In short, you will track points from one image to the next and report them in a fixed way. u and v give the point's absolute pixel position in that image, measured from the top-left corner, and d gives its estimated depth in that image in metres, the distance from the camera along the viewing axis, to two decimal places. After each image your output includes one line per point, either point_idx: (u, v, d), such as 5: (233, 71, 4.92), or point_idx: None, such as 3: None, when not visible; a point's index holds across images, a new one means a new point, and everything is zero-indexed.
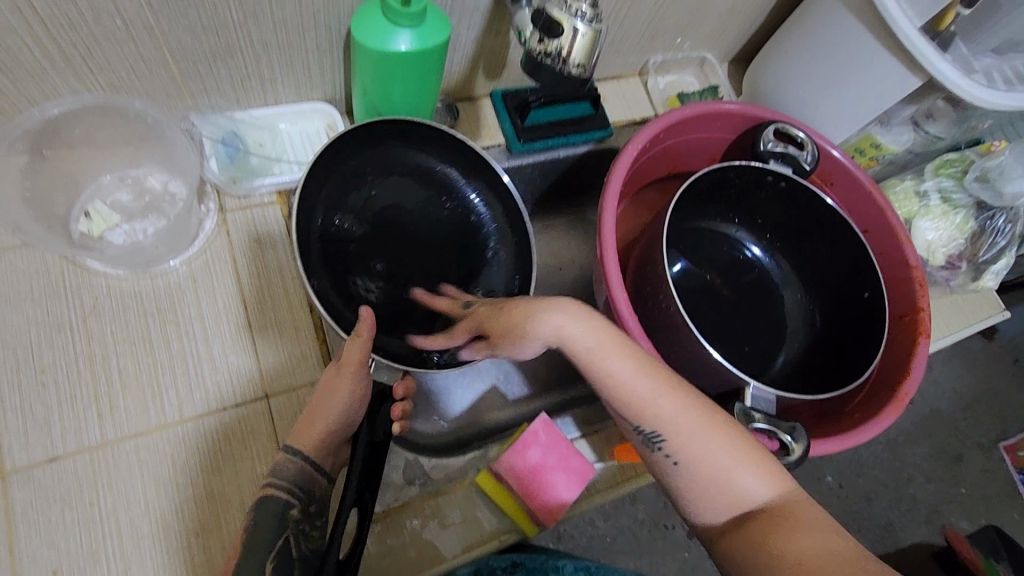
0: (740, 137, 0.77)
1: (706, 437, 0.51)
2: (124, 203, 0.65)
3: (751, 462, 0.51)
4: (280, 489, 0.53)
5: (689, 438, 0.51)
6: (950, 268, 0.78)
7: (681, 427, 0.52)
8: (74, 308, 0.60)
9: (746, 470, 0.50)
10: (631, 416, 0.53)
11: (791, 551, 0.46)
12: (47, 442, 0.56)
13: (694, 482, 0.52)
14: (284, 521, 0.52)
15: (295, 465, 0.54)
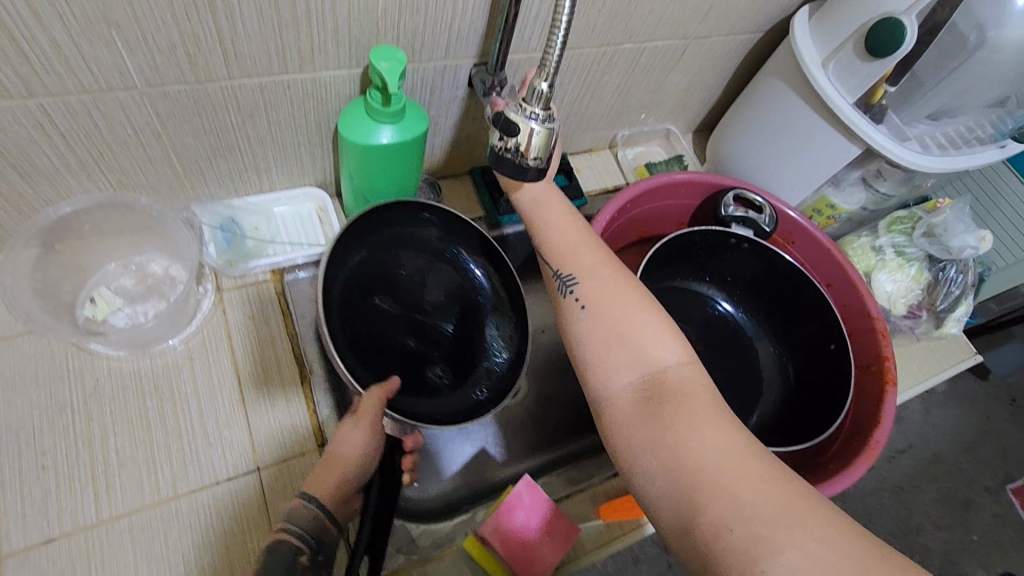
0: (703, 203, 0.83)
1: (617, 300, 0.55)
2: (127, 287, 0.69)
3: (660, 335, 0.53)
4: (292, 534, 0.55)
5: (603, 297, 0.56)
6: (911, 317, 0.82)
7: (593, 287, 0.57)
8: (76, 390, 0.63)
9: (652, 338, 0.53)
10: (566, 268, 0.59)
11: (670, 416, 0.48)
12: (44, 524, 0.57)
13: (601, 324, 0.55)
14: (294, 566, 0.53)
15: (309, 514, 0.56)
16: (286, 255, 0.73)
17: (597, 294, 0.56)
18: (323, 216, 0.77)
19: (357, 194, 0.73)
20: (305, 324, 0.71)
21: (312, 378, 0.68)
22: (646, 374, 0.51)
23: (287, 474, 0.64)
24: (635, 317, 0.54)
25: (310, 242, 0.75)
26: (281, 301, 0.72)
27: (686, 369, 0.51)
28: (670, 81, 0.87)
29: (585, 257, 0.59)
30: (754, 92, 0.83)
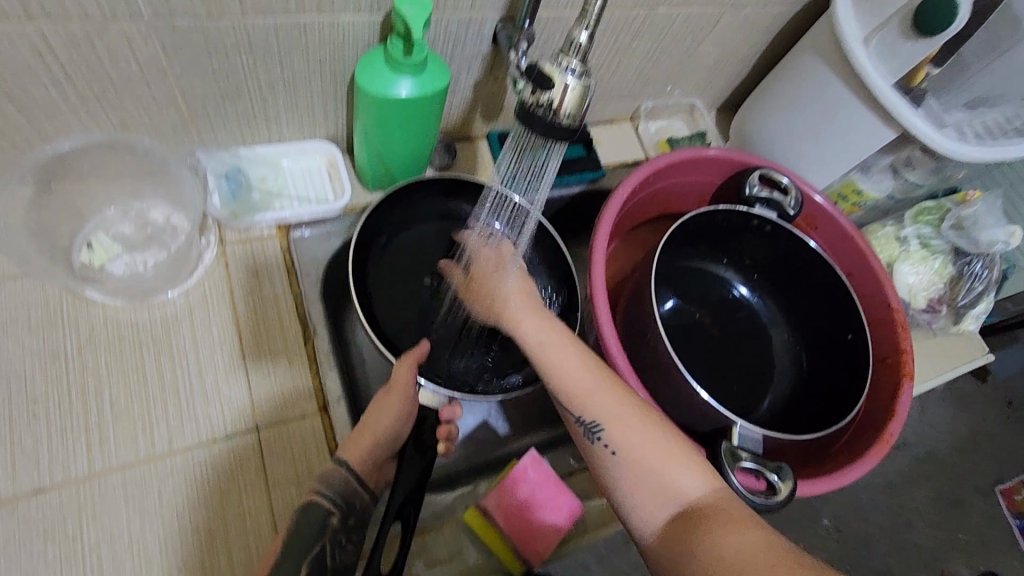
0: (728, 181, 0.80)
1: (646, 445, 0.53)
2: (126, 234, 0.66)
3: (682, 458, 0.52)
4: (324, 497, 0.55)
5: (631, 442, 0.53)
6: (931, 310, 0.81)
7: (618, 431, 0.54)
8: (70, 338, 0.61)
9: (678, 464, 0.52)
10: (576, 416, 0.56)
11: (715, 546, 0.47)
12: (34, 474, 0.55)
13: (634, 490, 0.53)
14: (325, 528, 0.54)
15: (341, 478, 0.56)
16: (293, 210, 0.70)
17: (621, 417, 0.54)
18: (332, 172, 0.74)
19: (370, 151, 0.69)
20: (310, 282, 0.69)
21: (316, 339, 0.66)
22: (679, 508, 0.51)
23: (286, 435, 0.62)
24: (654, 438, 0.53)
25: (318, 198, 0.72)
26: (286, 259, 0.70)
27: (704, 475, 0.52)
28: (700, 51, 0.83)
29: (604, 397, 0.55)
30: (789, 67, 0.80)
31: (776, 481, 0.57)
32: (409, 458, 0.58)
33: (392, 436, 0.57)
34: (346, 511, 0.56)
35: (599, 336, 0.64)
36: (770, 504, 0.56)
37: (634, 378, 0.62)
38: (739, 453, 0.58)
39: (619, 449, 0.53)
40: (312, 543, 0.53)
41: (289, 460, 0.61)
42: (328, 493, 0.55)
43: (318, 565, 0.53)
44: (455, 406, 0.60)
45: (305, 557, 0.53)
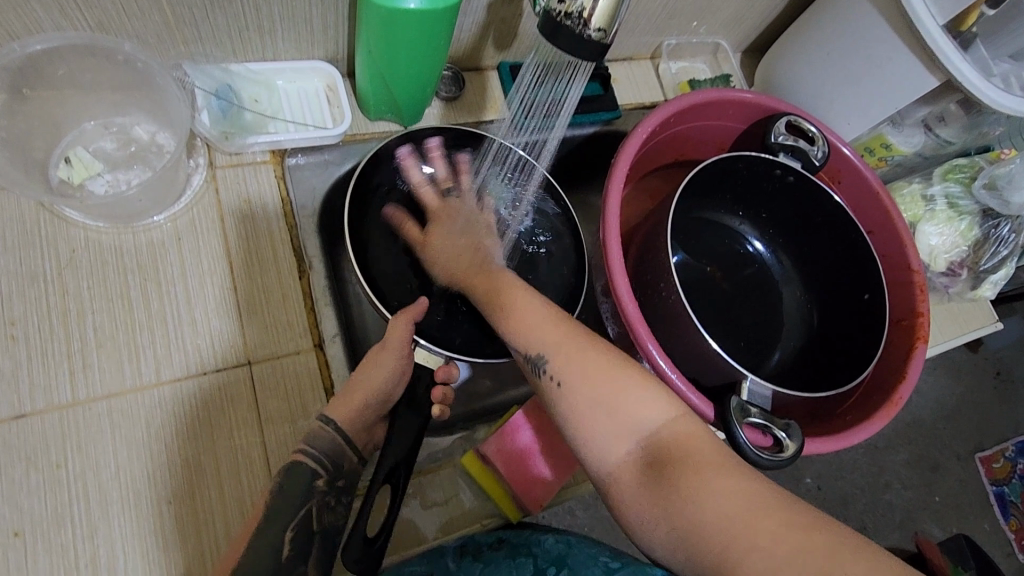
0: (751, 127, 0.75)
1: (597, 376, 0.50)
2: (108, 151, 0.61)
3: (637, 383, 0.49)
4: (309, 457, 0.53)
5: (581, 376, 0.50)
6: (949, 274, 0.78)
7: (566, 363, 0.51)
8: (49, 260, 0.57)
9: (636, 393, 0.49)
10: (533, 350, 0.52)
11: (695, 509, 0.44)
12: (15, 399, 0.53)
13: (584, 420, 0.49)
14: (310, 491, 0.52)
15: (329, 438, 0.53)
16: (287, 133, 0.65)
17: (565, 346, 0.51)
18: (331, 96, 0.69)
19: (373, 74, 0.64)
20: (307, 216, 0.66)
21: (310, 275, 0.63)
22: (638, 442, 0.47)
23: (279, 371, 0.60)
24: (604, 365, 0.50)
25: (316, 125, 0.67)
26: (281, 190, 0.66)
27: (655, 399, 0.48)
28: None
29: (547, 329, 0.53)
30: (829, 7, 0.74)
31: (782, 437, 0.56)
32: (403, 416, 0.54)
33: (389, 394, 0.55)
34: (334, 473, 0.53)
35: (611, 284, 0.61)
36: (777, 460, 0.55)
37: (645, 329, 0.59)
38: (748, 408, 0.57)
39: (566, 382, 0.50)
40: (298, 507, 0.51)
41: (282, 397, 0.59)
42: (314, 453, 0.53)
43: (305, 528, 0.51)
44: (452, 366, 0.58)
45: (292, 521, 0.51)
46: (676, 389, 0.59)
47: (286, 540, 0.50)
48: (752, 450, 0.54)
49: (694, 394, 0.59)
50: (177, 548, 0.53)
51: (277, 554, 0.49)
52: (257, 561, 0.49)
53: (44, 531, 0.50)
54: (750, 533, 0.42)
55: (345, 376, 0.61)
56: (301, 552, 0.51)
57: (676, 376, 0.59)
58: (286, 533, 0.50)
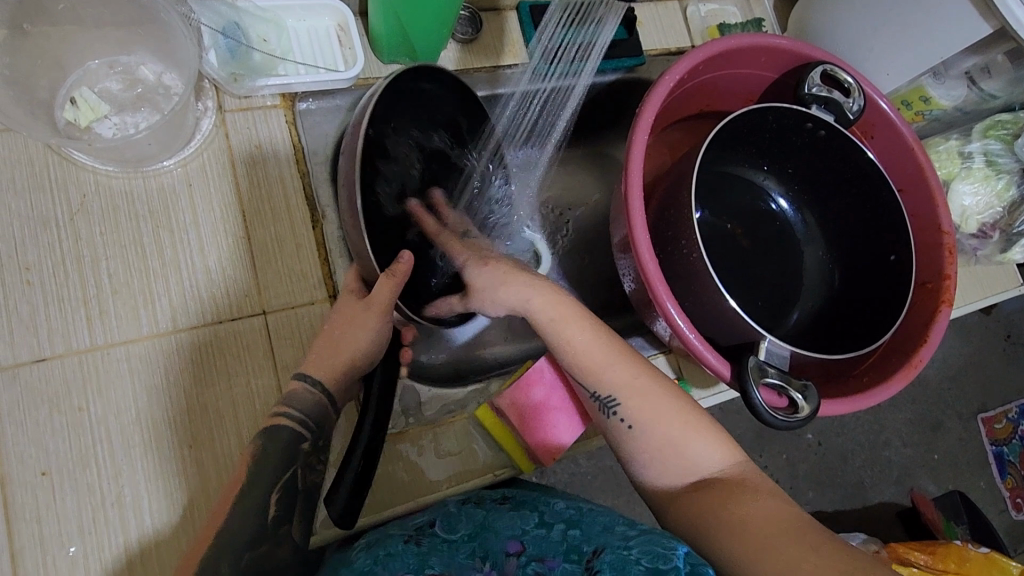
0: (784, 76, 0.70)
1: (665, 416, 0.51)
2: (113, 92, 0.59)
3: (709, 433, 0.51)
4: (292, 419, 0.52)
5: (650, 417, 0.51)
6: (979, 237, 0.76)
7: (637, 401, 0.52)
8: (60, 205, 0.56)
9: (696, 438, 0.50)
10: (604, 387, 0.53)
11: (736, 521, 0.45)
12: (34, 342, 0.53)
13: (650, 464, 0.51)
14: (296, 453, 0.51)
15: (307, 398, 0.52)
16: (299, 76, 0.62)
17: (635, 391, 0.52)
18: (342, 36, 0.65)
19: (387, 17, 0.61)
20: (320, 163, 0.64)
21: (324, 224, 0.62)
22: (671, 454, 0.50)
23: (295, 321, 0.59)
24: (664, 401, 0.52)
25: (327, 67, 0.64)
26: (293, 136, 0.64)
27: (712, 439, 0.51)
28: None
29: (618, 366, 0.53)
30: None
31: (798, 398, 0.56)
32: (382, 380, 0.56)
33: None
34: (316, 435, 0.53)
35: (631, 239, 0.60)
36: (792, 421, 0.55)
37: (664, 287, 0.58)
38: (766, 369, 0.56)
39: (637, 423, 0.51)
40: (284, 470, 0.50)
41: (297, 347, 0.59)
42: (294, 414, 0.51)
43: (291, 489, 0.50)
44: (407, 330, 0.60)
45: (278, 483, 0.50)
46: (693, 347, 0.58)
47: (271, 501, 0.49)
48: (768, 411, 0.54)
49: (712, 354, 0.58)
50: (199, 492, 0.54)
51: (265, 516, 0.48)
52: (243, 522, 0.47)
53: (70, 471, 0.52)
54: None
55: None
56: (286, 511, 0.50)
57: (694, 335, 0.58)
58: (273, 493, 0.49)
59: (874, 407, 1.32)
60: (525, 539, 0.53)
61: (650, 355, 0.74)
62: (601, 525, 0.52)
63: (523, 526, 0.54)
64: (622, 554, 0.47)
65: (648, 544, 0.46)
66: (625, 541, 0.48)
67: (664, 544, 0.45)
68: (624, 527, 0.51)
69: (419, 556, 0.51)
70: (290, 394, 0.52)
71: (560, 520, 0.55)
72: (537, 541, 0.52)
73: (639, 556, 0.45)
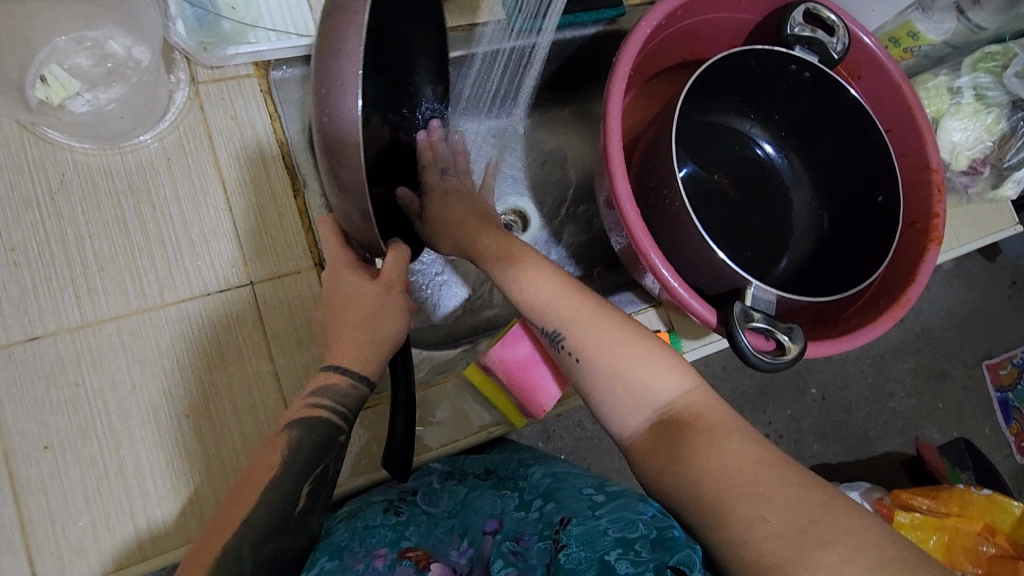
0: (766, 19, 0.69)
1: (612, 346, 0.50)
2: (84, 68, 0.58)
3: (657, 359, 0.49)
4: (326, 407, 0.51)
5: (599, 349, 0.50)
6: (970, 173, 0.74)
7: (584, 334, 0.51)
8: (41, 185, 0.56)
9: (649, 365, 0.48)
10: (550, 319, 0.52)
11: (709, 474, 0.42)
12: (26, 322, 0.54)
13: (604, 399, 0.49)
14: (331, 444, 0.50)
15: (347, 389, 0.51)
16: (270, 43, 0.62)
17: (577, 315, 0.51)
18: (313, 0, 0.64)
19: None
20: (298, 130, 0.63)
21: (305, 193, 0.62)
22: (623, 385, 0.48)
23: (282, 290, 0.60)
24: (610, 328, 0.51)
25: (300, 33, 0.63)
26: (269, 104, 0.63)
27: (659, 362, 0.49)
28: None
29: (562, 301, 0.52)
30: None
31: (785, 340, 0.56)
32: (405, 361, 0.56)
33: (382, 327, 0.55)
34: (349, 426, 0.52)
35: (612, 190, 0.59)
36: (779, 363, 0.55)
37: (647, 237, 0.58)
38: (751, 314, 0.56)
39: (582, 352, 0.50)
40: (317, 461, 0.49)
41: (286, 316, 0.59)
42: (333, 407, 0.51)
43: (321, 480, 0.50)
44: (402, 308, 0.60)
45: (310, 474, 0.49)
46: (678, 297, 0.58)
47: (302, 491, 0.48)
48: (753, 353, 0.55)
49: (697, 301, 0.58)
50: (199, 459, 0.55)
51: (291, 505, 0.47)
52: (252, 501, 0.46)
53: (71, 444, 0.53)
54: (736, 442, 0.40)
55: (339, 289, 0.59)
56: (312, 502, 0.49)
57: (678, 284, 0.58)
58: (303, 486, 0.48)
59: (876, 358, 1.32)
60: (503, 518, 0.54)
61: (640, 310, 0.73)
62: (574, 490, 0.52)
63: (504, 505, 0.56)
64: (590, 525, 0.45)
65: (618, 512, 0.45)
66: (593, 510, 0.47)
67: (634, 511, 0.45)
68: (592, 492, 0.51)
69: (397, 529, 0.55)
70: (330, 387, 0.51)
71: (538, 495, 0.55)
72: (515, 520, 0.52)
73: (608, 526, 0.44)
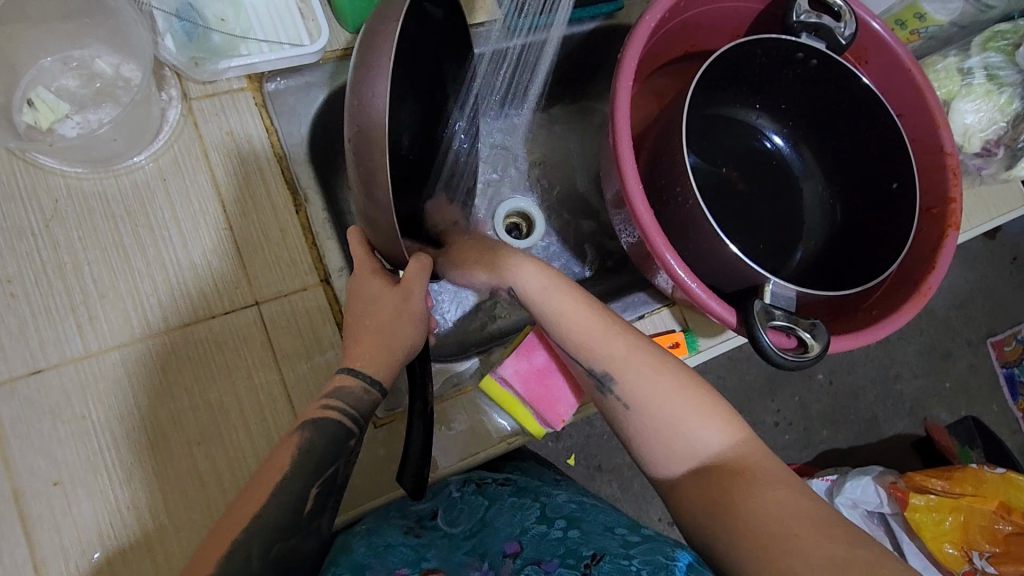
0: (770, 7, 0.67)
1: (664, 394, 0.48)
2: (72, 90, 0.56)
3: (710, 410, 0.48)
4: (339, 411, 0.49)
5: (650, 397, 0.48)
6: (984, 155, 0.72)
7: (635, 382, 0.49)
8: (34, 212, 0.54)
9: (702, 416, 0.47)
10: (598, 364, 0.50)
11: (760, 511, 0.42)
12: (27, 355, 0.52)
13: (652, 445, 0.48)
14: (341, 449, 0.49)
15: (360, 394, 0.50)
16: (261, 55, 0.60)
17: (628, 364, 0.49)
18: (304, 8, 0.63)
19: None
20: (297, 144, 0.62)
21: (308, 207, 0.60)
22: (674, 435, 0.47)
23: (289, 310, 0.58)
24: (673, 387, 0.49)
25: (292, 42, 0.61)
26: (264, 118, 0.61)
27: (715, 421, 0.47)
28: None
29: (613, 341, 0.50)
30: None
31: (807, 338, 0.55)
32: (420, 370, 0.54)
33: None
34: (360, 431, 0.51)
35: (623, 192, 0.58)
36: (801, 360, 0.54)
37: (663, 239, 0.56)
38: (773, 311, 0.55)
39: (635, 401, 0.49)
40: (328, 465, 0.48)
41: (296, 336, 0.58)
42: (345, 411, 0.49)
43: (330, 485, 0.49)
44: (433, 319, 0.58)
45: (317, 479, 0.48)
46: (697, 298, 0.56)
47: (310, 496, 0.47)
48: (775, 351, 0.53)
49: (716, 301, 0.57)
50: (213, 486, 0.54)
51: (299, 509, 0.47)
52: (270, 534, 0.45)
53: (82, 478, 0.51)
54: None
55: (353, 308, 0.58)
56: (321, 505, 0.48)
57: (696, 284, 0.56)
58: (312, 488, 0.47)
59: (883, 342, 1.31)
60: (522, 539, 0.54)
61: (653, 309, 0.71)
62: (602, 525, 0.52)
63: (523, 525, 0.56)
64: (621, 565, 0.45)
65: (649, 555, 0.44)
66: (625, 549, 0.47)
67: (666, 554, 0.44)
68: (629, 532, 0.50)
69: (416, 549, 0.55)
70: (344, 390, 0.50)
71: (560, 516, 0.55)
72: (533, 542, 0.53)
73: (640, 568, 0.43)
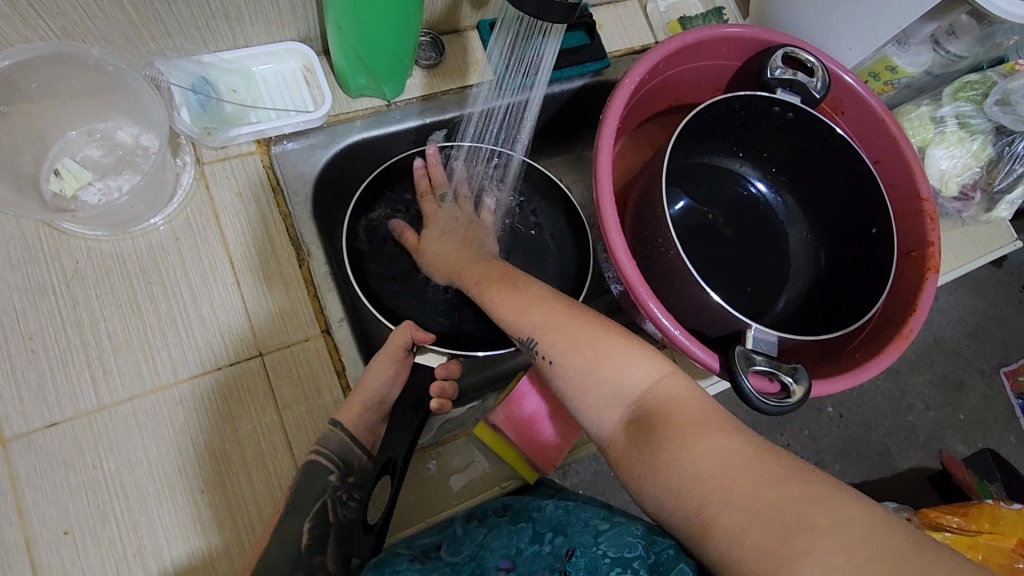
0: (747, 64, 0.71)
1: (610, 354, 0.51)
2: (95, 158, 0.61)
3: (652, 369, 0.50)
4: (322, 456, 0.55)
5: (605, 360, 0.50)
6: (962, 199, 0.76)
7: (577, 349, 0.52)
8: (56, 272, 0.59)
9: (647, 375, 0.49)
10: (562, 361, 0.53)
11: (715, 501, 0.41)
12: (44, 409, 0.55)
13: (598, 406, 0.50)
14: (325, 486, 0.55)
15: (337, 439, 0.56)
16: (270, 122, 0.65)
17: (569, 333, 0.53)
18: (309, 77, 0.68)
19: (346, 45, 0.62)
20: (300, 201, 0.65)
21: (310, 261, 0.64)
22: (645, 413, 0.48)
23: (291, 360, 0.61)
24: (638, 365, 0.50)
25: (297, 109, 0.66)
26: (269, 176, 0.66)
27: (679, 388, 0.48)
28: None
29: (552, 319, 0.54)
30: None
31: (789, 382, 0.56)
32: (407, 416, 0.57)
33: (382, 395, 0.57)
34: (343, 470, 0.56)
35: (608, 246, 0.60)
36: (784, 405, 0.55)
37: (645, 288, 0.58)
38: (752, 356, 0.57)
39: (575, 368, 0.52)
40: (316, 498, 0.54)
41: (298, 385, 0.61)
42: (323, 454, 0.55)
43: (322, 520, 0.54)
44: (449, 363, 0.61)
45: (310, 513, 0.54)
46: (680, 344, 0.58)
47: (305, 530, 0.53)
48: (758, 398, 0.54)
49: (699, 347, 0.58)
50: (215, 533, 0.56)
51: (299, 545, 0.53)
52: None
53: (90, 527, 0.54)
54: (731, 484, 0.42)
55: (360, 371, 0.62)
56: (320, 539, 0.54)
57: (678, 331, 0.58)
58: (306, 522, 0.54)
59: (891, 374, 1.30)
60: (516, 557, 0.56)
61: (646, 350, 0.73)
62: (581, 520, 0.57)
63: (517, 544, 0.57)
64: (593, 552, 0.53)
65: (618, 538, 0.53)
66: (596, 538, 0.54)
67: (631, 536, 0.53)
68: (600, 523, 0.56)
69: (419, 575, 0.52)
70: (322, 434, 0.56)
71: (549, 528, 0.58)
72: (528, 561, 0.56)
73: (606, 549, 0.52)
